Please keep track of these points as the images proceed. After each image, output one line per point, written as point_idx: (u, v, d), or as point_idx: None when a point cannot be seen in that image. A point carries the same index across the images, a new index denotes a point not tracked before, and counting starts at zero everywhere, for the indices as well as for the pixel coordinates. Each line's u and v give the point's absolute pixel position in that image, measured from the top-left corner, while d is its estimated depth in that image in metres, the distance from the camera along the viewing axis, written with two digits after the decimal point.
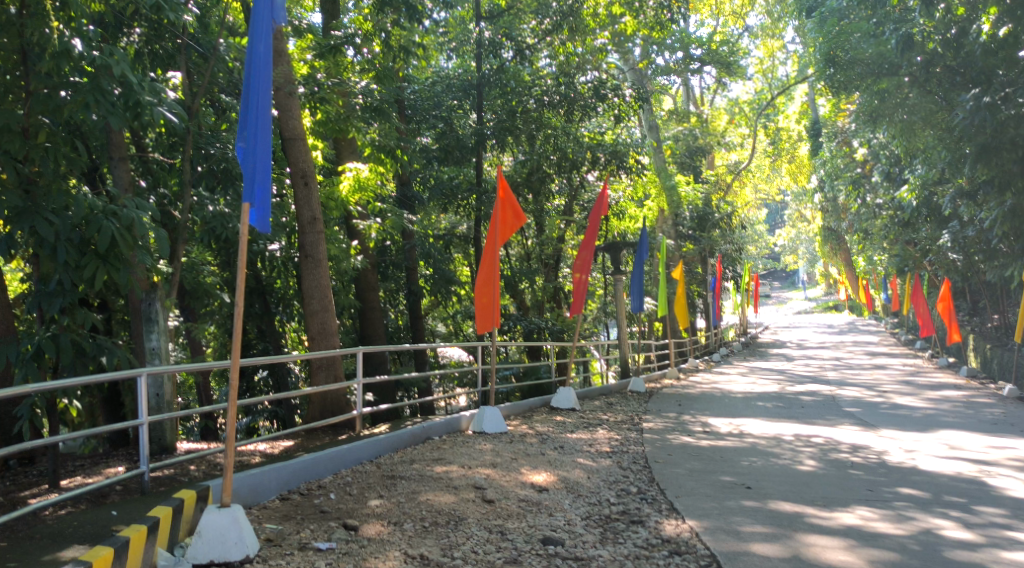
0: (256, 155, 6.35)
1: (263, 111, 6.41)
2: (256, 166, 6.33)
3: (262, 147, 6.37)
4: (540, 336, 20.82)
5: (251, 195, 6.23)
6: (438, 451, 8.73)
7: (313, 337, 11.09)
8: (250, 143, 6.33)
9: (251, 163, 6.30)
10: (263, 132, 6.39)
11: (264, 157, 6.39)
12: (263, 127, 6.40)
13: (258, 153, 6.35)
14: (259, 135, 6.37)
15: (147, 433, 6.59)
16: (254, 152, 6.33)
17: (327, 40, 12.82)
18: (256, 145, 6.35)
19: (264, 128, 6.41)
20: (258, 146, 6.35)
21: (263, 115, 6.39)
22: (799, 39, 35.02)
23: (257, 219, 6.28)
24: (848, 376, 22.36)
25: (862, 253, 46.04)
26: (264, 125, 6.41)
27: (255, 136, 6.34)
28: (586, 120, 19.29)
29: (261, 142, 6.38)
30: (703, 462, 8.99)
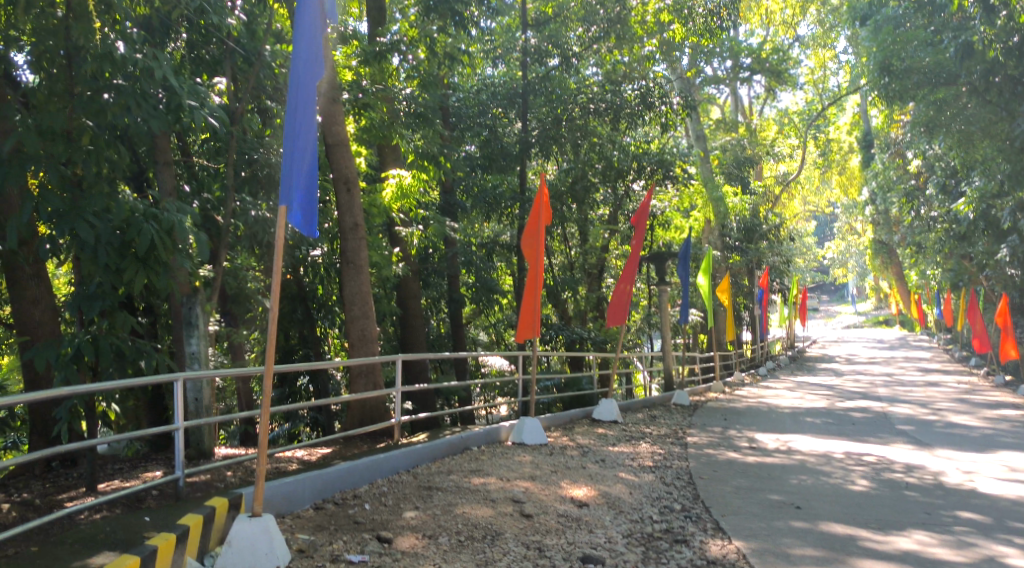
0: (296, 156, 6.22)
1: (304, 113, 6.30)
2: (296, 168, 6.22)
3: (302, 149, 6.25)
4: (583, 346, 20.57)
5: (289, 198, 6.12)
6: (476, 462, 8.56)
7: (353, 344, 11.00)
8: (290, 144, 6.20)
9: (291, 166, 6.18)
10: (303, 133, 6.27)
11: (304, 159, 6.27)
12: (304, 129, 6.28)
13: (298, 154, 6.22)
14: (300, 136, 6.24)
15: (183, 439, 6.51)
16: (294, 153, 6.20)
17: (373, 47, 12.84)
18: (296, 146, 6.22)
19: (305, 129, 6.30)
20: (297, 147, 6.22)
21: (303, 116, 6.27)
22: (852, 49, 34.38)
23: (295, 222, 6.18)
24: (900, 393, 21.70)
25: (915, 267, 44.93)
26: (305, 126, 6.29)
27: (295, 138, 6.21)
28: (633, 129, 19.05)
29: (301, 144, 6.25)
30: (750, 479, 8.69)
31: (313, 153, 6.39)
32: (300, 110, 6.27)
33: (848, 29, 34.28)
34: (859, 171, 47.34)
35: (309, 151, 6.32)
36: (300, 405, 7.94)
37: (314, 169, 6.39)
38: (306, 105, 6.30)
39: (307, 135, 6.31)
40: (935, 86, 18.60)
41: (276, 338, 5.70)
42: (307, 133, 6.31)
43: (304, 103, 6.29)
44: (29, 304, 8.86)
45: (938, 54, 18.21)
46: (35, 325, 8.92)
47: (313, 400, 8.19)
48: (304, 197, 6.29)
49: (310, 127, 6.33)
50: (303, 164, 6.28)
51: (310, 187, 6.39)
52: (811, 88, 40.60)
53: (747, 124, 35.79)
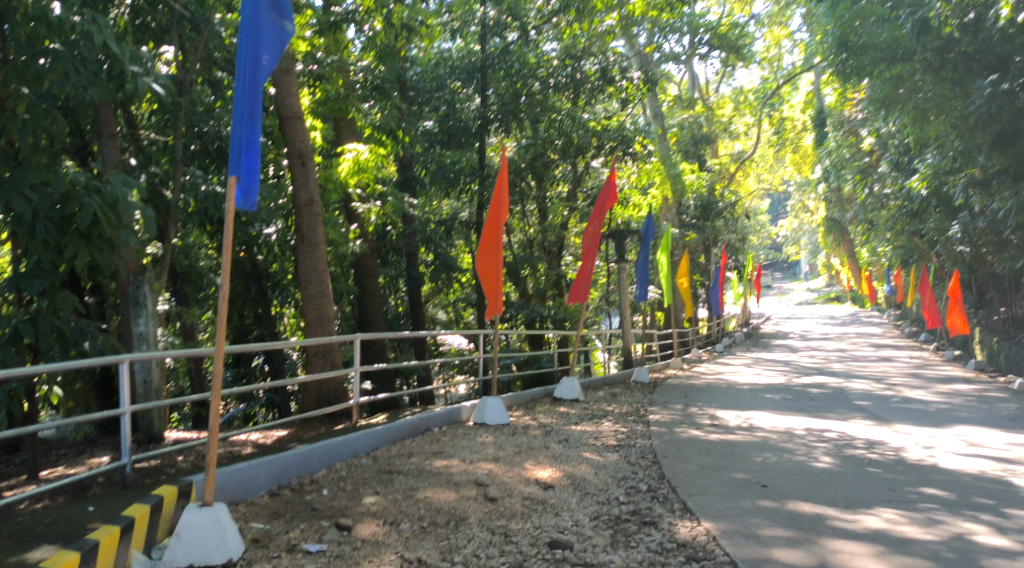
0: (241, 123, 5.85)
1: (249, 75, 5.90)
2: (243, 136, 5.86)
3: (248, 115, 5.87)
4: (543, 325, 20.44)
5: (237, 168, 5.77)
6: (438, 444, 8.35)
7: (309, 324, 10.68)
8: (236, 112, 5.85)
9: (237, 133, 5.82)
10: (248, 99, 5.88)
11: (251, 125, 5.89)
12: (248, 93, 5.89)
13: (244, 120, 5.85)
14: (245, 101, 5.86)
15: (130, 423, 6.17)
16: (239, 120, 5.84)
17: (328, 16, 12.41)
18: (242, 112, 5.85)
19: (250, 93, 5.90)
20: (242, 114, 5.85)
21: (247, 80, 5.88)
22: (807, 27, 34.55)
23: (245, 194, 5.83)
24: (854, 368, 21.98)
25: (867, 244, 45.60)
26: (250, 89, 5.90)
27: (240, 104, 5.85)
28: (592, 104, 18.87)
29: (247, 110, 5.87)
30: (714, 458, 8.61)
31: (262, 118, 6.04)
32: (244, 74, 5.88)
33: (804, 7, 34.30)
34: (813, 149, 47.73)
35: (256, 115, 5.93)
36: (256, 386, 7.66)
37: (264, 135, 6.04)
38: (250, 68, 5.89)
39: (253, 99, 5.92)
40: (892, 62, 18.53)
41: (227, 319, 5.41)
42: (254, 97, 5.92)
43: (249, 65, 5.90)
44: None
45: (895, 30, 18.16)
46: None
47: (269, 381, 7.91)
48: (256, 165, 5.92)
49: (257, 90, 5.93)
50: (250, 131, 5.90)
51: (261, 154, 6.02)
52: (766, 66, 40.70)
53: (704, 101, 35.76)
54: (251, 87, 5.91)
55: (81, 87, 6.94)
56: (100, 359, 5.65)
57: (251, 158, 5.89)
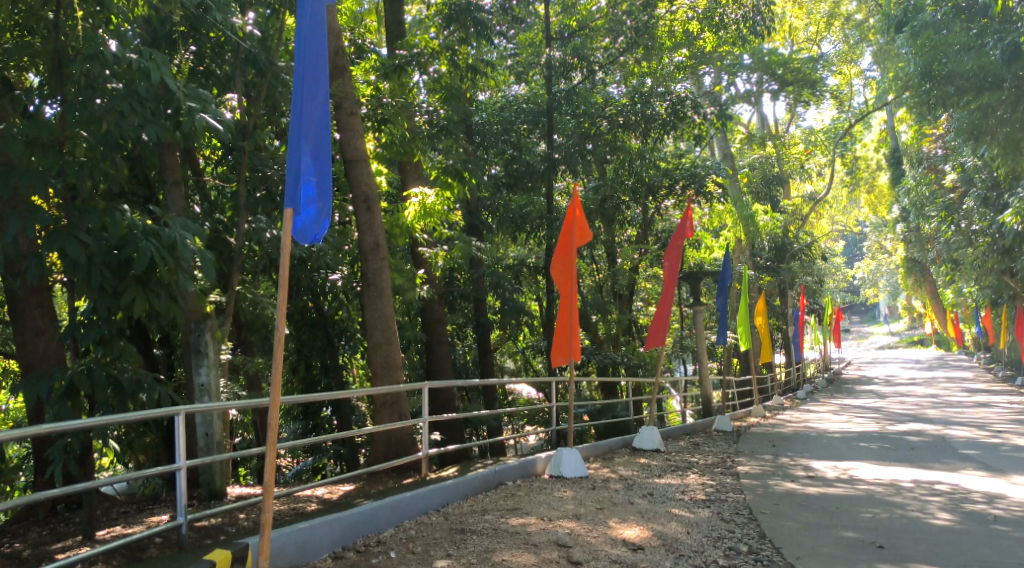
0: (302, 153, 5.81)
1: (311, 102, 5.90)
2: (303, 161, 5.79)
3: (308, 141, 5.83)
4: (616, 371, 19.74)
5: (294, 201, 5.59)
6: (513, 499, 7.76)
7: (376, 373, 10.24)
8: (292, 138, 5.78)
9: (297, 161, 5.74)
10: (310, 126, 5.86)
11: (311, 152, 5.86)
12: (310, 121, 5.87)
13: (303, 146, 5.81)
14: (304, 128, 5.81)
15: (185, 480, 5.74)
16: (301, 148, 5.78)
17: (392, 60, 12.20)
18: (302, 141, 5.80)
19: (311, 118, 5.87)
20: (303, 141, 5.80)
21: (309, 108, 5.86)
22: (879, 64, 33.72)
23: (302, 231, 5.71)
24: (951, 414, 20.60)
25: (952, 285, 43.65)
26: (312, 116, 5.89)
27: (300, 132, 5.78)
28: (662, 144, 18.45)
29: (306, 137, 5.83)
30: (817, 514, 7.81)
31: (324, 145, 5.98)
32: (305, 100, 5.84)
33: (876, 43, 33.44)
34: (889, 189, 46.24)
35: (320, 144, 5.92)
36: (323, 438, 7.27)
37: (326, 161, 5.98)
38: (312, 90, 5.88)
39: (318, 127, 5.91)
40: (980, 90, 17.62)
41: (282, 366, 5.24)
42: (318, 126, 5.91)
43: (310, 91, 5.90)
44: (32, 335, 8.03)
45: (982, 57, 17.22)
46: (39, 359, 8.11)
47: (336, 433, 7.50)
48: (313, 197, 5.86)
49: (322, 120, 5.94)
50: (312, 159, 5.86)
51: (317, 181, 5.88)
52: (837, 105, 39.74)
53: (774, 141, 34.93)
54: (315, 116, 5.91)
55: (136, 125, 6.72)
56: (156, 411, 5.38)
57: (308, 190, 5.82)
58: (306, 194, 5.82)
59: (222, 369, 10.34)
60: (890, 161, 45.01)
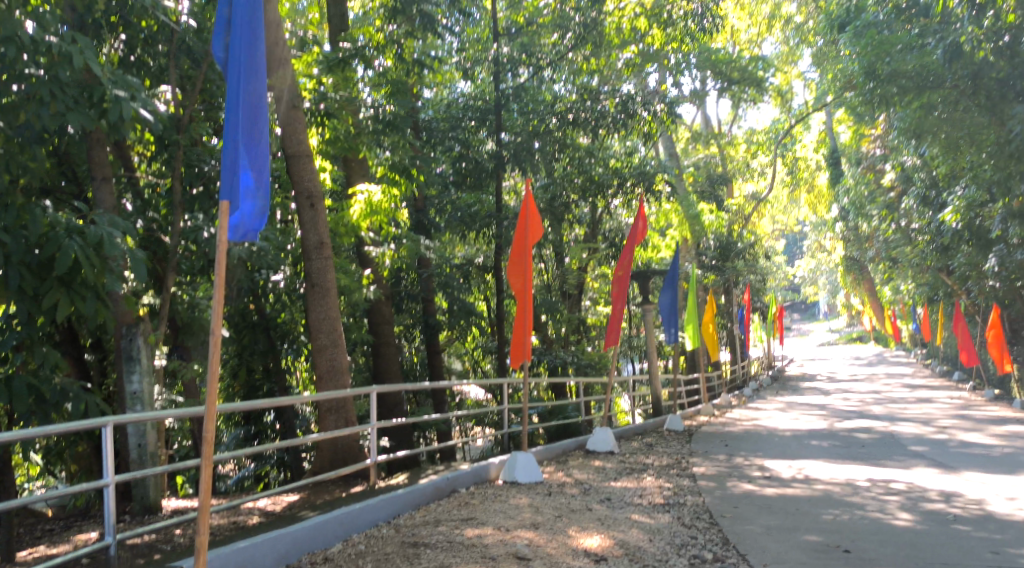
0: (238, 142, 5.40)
1: (246, 89, 5.52)
2: (239, 150, 5.39)
3: (245, 130, 5.44)
4: (565, 372, 19.53)
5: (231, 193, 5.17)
6: (467, 509, 7.44)
7: (320, 377, 9.79)
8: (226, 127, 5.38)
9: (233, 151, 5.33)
10: (246, 114, 5.47)
11: (248, 142, 5.45)
12: (247, 108, 5.48)
13: (240, 135, 5.41)
14: (240, 113, 5.42)
15: (113, 498, 5.29)
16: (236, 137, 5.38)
17: (335, 52, 11.76)
18: (238, 130, 5.39)
19: (247, 106, 5.49)
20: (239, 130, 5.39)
21: (245, 95, 5.48)
22: (817, 66, 34.21)
23: (240, 226, 5.29)
24: (895, 410, 20.81)
25: (890, 283, 44.55)
26: (248, 103, 5.50)
27: (236, 117, 5.39)
28: (610, 139, 18.28)
29: (243, 126, 5.43)
30: (779, 516, 7.64)
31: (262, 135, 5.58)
32: (240, 85, 5.47)
33: (814, 45, 33.94)
34: (828, 189, 47.02)
35: (258, 134, 5.52)
36: (265, 447, 6.86)
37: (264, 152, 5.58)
38: (246, 76, 5.50)
39: (255, 115, 5.52)
40: (921, 91, 17.79)
41: (219, 374, 4.82)
42: (255, 115, 5.53)
43: (245, 76, 5.51)
44: None
45: (924, 56, 17.55)
46: None
47: (280, 442, 7.08)
48: (252, 189, 5.44)
49: (258, 107, 5.56)
50: (248, 149, 5.46)
51: (255, 176, 5.47)
52: (778, 106, 40.16)
53: (718, 141, 35.17)
54: (250, 103, 5.52)
55: (56, 113, 6.19)
56: (80, 425, 4.93)
57: (246, 182, 5.41)
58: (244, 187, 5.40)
59: (155, 376, 9.78)
60: (829, 161, 45.79)
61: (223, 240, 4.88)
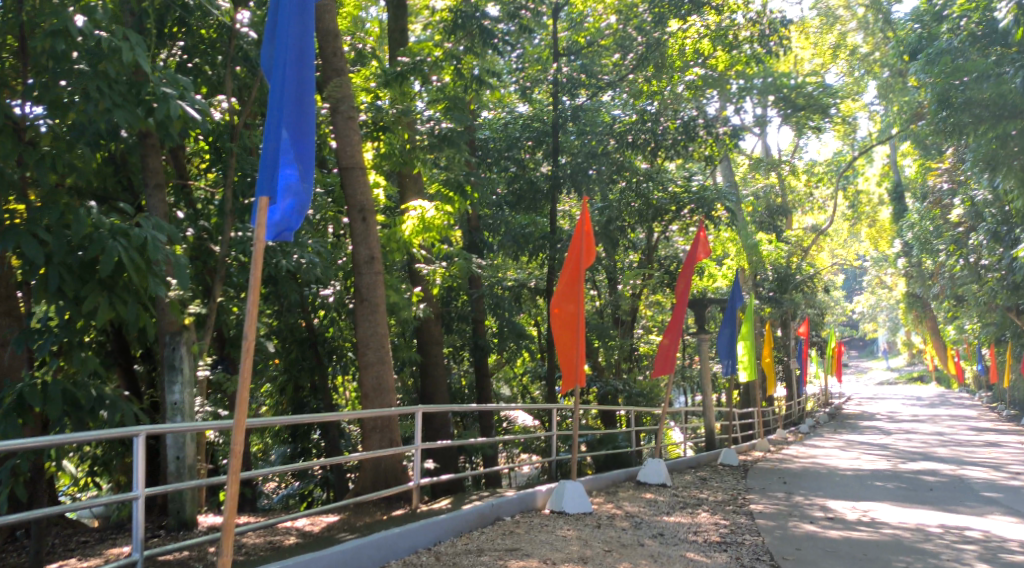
0: (282, 132, 5.25)
1: (293, 80, 5.38)
2: (283, 143, 5.23)
3: (289, 122, 5.29)
4: (616, 400, 19.06)
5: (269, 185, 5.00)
6: (512, 538, 7.08)
7: (366, 394, 9.54)
8: (270, 118, 5.24)
9: (276, 143, 5.17)
10: (292, 107, 5.33)
11: (292, 134, 5.30)
12: (292, 100, 5.34)
13: (283, 126, 5.26)
14: (286, 104, 5.29)
15: (143, 511, 5.06)
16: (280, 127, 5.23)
17: (394, 67, 11.52)
18: (282, 120, 5.26)
19: (293, 97, 5.35)
20: (283, 122, 5.25)
21: (291, 87, 5.34)
22: (882, 98, 33.41)
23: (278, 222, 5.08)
24: (963, 453, 19.84)
25: (954, 321, 43.09)
26: (294, 96, 5.35)
27: (281, 107, 5.26)
28: (667, 161, 17.91)
29: (287, 119, 5.28)
30: (845, 561, 7.13)
31: (308, 129, 5.40)
32: (287, 76, 5.33)
33: (879, 77, 33.17)
34: (890, 224, 45.82)
35: (303, 127, 5.36)
36: (304, 464, 6.61)
37: (309, 146, 5.40)
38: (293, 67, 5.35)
39: (301, 107, 5.37)
40: (997, 120, 17.41)
41: (249, 384, 4.61)
42: (300, 108, 5.37)
43: (291, 68, 5.38)
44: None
45: (1002, 84, 16.89)
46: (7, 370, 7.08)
47: (322, 459, 6.81)
48: (293, 184, 5.24)
49: (305, 99, 5.41)
50: (292, 142, 5.29)
51: (296, 169, 5.27)
52: (841, 138, 39.32)
53: (778, 172, 34.46)
54: (296, 95, 5.37)
55: (102, 109, 6.05)
56: (107, 433, 4.74)
57: (287, 176, 5.22)
58: (284, 180, 5.20)
59: (200, 388, 9.62)
60: (892, 195, 44.62)
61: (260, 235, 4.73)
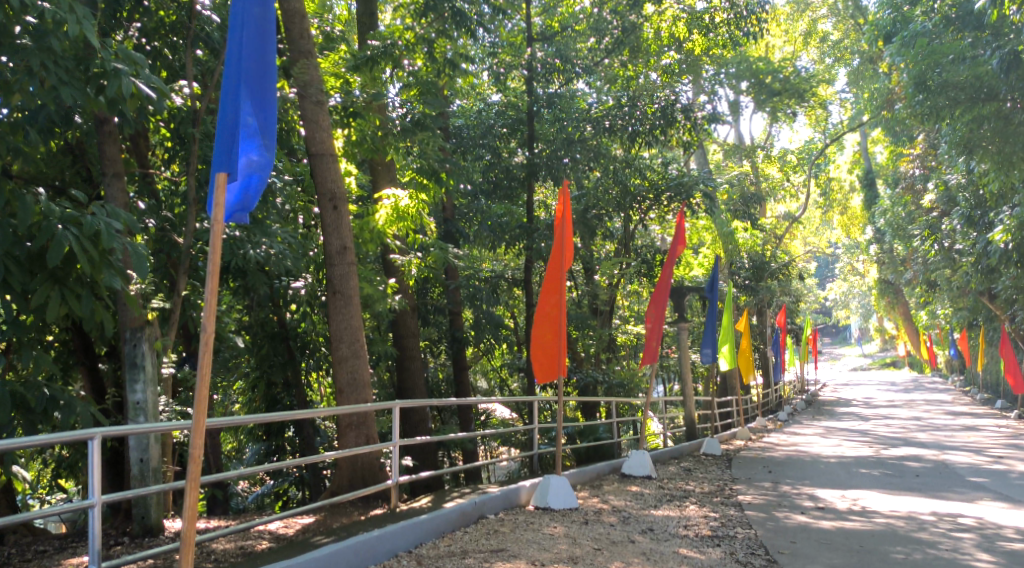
0: (242, 106, 4.87)
1: (254, 49, 4.97)
2: (243, 117, 4.85)
3: (250, 95, 4.90)
4: (596, 391, 18.78)
5: (227, 162, 4.63)
6: (496, 538, 6.76)
7: (341, 390, 9.15)
8: (228, 90, 4.86)
9: (234, 116, 4.80)
10: (252, 78, 4.93)
11: (254, 108, 4.90)
12: (253, 71, 4.94)
13: (244, 99, 4.87)
14: (246, 75, 4.90)
15: (99, 520, 4.68)
16: (240, 98, 4.85)
17: (365, 51, 11.27)
18: (241, 92, 4.88)
19: (254, 68, 4.95)
20: (243, 93, 4.87)
21: (250, 56, 4.93)
22: (853, 86, 33.42)
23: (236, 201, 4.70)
24: (942, 438, 19.79)
25: (927, 306, 43.35)
26: (255, 66, 4.95)
27: (239, 78, 4.87)
28: (644, 146, 17.65)
29: (247, 91, 4.90)
30: (841, 554, 6.89)
31: (270, 102, 5.01)
32: (245, 43, 4.94)
33: (850, 64, 33.23)
34: (862, 211, 46.02)
35: (265, 99, 4.96)
36: (277, 464, 6.24)
37: (272, 120, 4.98)
38: (253, 33, 4.96)
39: (264, 78, 4.97)
40: (973, 103, 17.27)
41: (209, 381, 4.23)
42: (262, 78, 4.97)
43: (253, 34, 4.98)
44: None
45: (978, 66, 16.83)
46: None
47: (297, 458, 6.44)
48: (256, 160, 4.84)
49: (267, 69, 5.00)
50: (254, 115, 4.89)
51: (258, 144, 4.86)
52: (813, 126, 39.35)
53: (752, 159, 34.37)
54: (256, 63, 4.97)
55: (47, 86, 5.70)
56: (61, 437, 4.35)
57: (250, 153, 4.83)
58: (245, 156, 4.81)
59: (166, 386, 9.17)
60: (863, 182, 44.82)
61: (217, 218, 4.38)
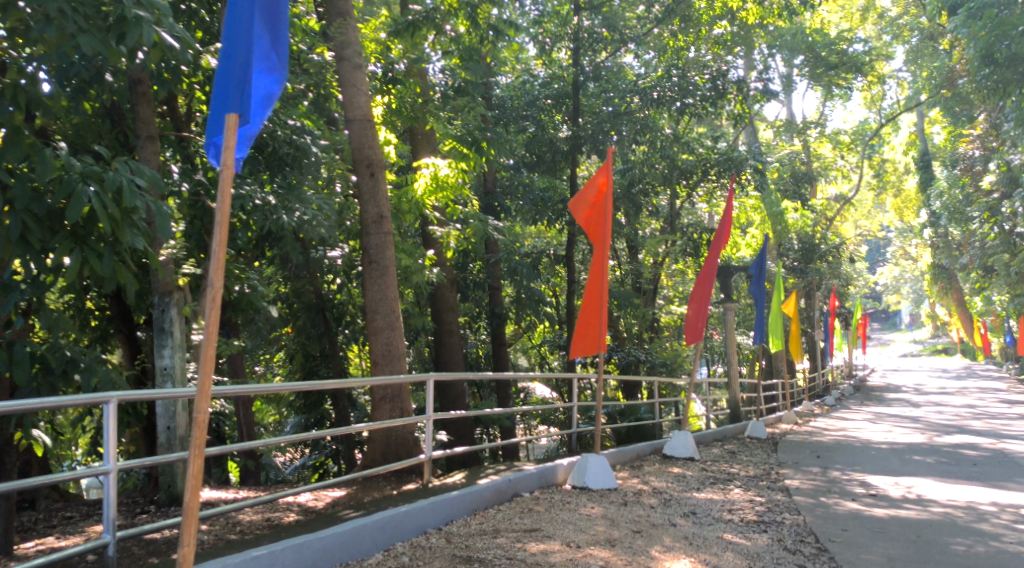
0: (255, 34, 4.38)
1: None
2: (258, 45, 4.38)
3: (262, 21, 4.40)
4: (638, 370, 18.43)
5: (239, 102, 4.22)
6: (531, 518, 6.47)
7: (375, 362, 8.89)
8: (238, 18, 4.36)
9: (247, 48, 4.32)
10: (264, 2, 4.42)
11: (266, 36, 4.42)
12: None
13: (257, 27, 4.37)
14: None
15: (115, 487, 4.47)
16: (253, 24, 4.36)
17: (405, 16, 10.77)
18: (255, 19, 4.37)
19: None
20: (256, 18, 4.38)
21: None
22: (911, 63, 32.32)
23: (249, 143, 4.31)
24: (998, 427, 19.09)
25: (982, 292, 42.08)
26: None
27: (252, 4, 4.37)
28: (693, 119, 17.14)
29: (260, 18, 4.39)
30: (897, 544, 6.48)
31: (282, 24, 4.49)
32: None
33: (909, 41, 32.11)
34: (917, 193, 44.77)
35: (278, 22, 4.46)
36: (313, 434, 5.98)
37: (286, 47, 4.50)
38: None
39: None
40: None
41: (217, 336, 3.93)
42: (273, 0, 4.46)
43: None
44: None
45: None
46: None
47: (334, 429, 6.18)
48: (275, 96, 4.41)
49: None
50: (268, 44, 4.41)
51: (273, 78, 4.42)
52: (867, 105, 38.24)
53: (803, 138, 33.50)
54: None
55: (65, 34, 5.52)
56: (71, 400, 4.13)
57: (268, 87, 4.39)
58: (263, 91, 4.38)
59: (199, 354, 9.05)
60: (919, 164, 43.51)
61: (228, 166, 4.02)
